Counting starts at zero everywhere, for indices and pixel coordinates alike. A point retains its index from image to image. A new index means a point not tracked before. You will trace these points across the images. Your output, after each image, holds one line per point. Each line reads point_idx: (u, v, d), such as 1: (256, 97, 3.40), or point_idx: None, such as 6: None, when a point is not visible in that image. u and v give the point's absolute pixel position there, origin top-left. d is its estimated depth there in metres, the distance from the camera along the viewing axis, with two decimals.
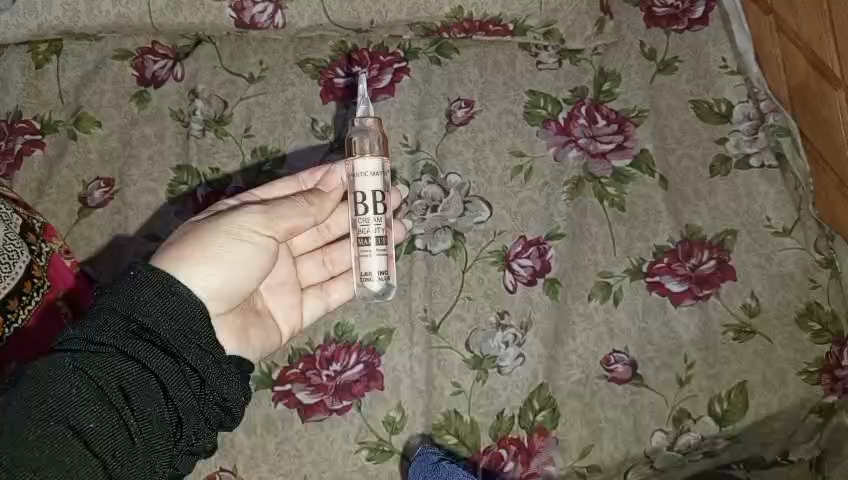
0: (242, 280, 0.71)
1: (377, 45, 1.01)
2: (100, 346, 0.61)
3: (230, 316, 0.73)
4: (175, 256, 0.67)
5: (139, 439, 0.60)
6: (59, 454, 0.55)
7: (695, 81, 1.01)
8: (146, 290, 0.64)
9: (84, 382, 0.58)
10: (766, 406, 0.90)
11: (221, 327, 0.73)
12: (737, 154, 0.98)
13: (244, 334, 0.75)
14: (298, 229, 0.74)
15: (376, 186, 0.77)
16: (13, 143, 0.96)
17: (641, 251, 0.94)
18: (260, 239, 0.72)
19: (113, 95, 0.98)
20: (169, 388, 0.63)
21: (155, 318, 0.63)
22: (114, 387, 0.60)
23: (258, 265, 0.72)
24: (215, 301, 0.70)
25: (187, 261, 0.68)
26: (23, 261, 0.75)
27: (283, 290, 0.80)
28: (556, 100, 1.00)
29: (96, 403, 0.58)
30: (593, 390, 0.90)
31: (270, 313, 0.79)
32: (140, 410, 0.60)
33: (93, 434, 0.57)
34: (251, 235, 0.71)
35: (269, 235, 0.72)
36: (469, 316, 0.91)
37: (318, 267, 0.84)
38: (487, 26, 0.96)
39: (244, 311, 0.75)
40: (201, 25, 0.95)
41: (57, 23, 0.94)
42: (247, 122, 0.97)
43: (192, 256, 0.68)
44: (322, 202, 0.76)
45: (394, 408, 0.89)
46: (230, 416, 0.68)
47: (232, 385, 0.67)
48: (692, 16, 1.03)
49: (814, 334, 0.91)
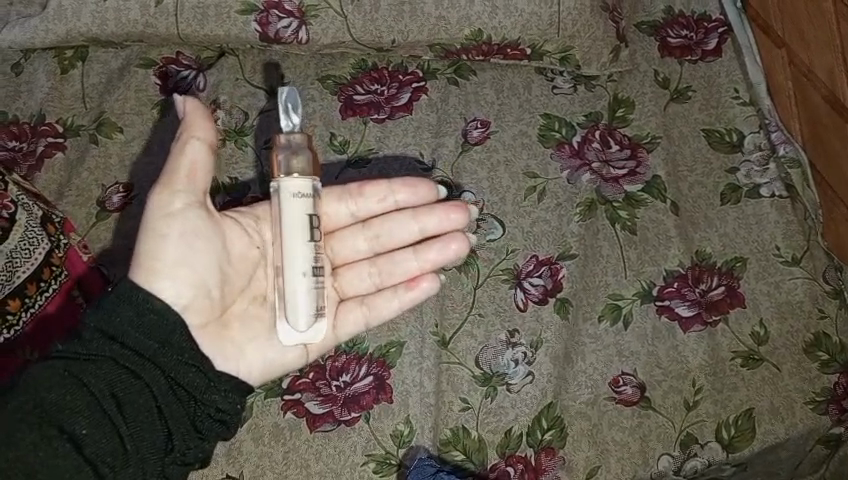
0: (190, 276, 0.68)
1: (397, 65, 1.04)
2: (92, 355, 0.65)
3: (215, 328, 0.71)
4: (136, 269, 0.68)
5: (130, 447, 0.64)
6: (51, 459, 0.59)
7: (707, 111, 1.04)
8: (126, 311, 0.66)
9: (77, 389, 0.62)
10: (774, 435, 0.90)
11: (206, 342, 0.71)
12: (748, 184, 0.99)
13: (235, 349, 0.72)
14: (202, 168, 0.68)
15: (306, 209, 0.71)
16: (36, 145, 0.97)
17: (652, 274, 0.95)
18: (183, 219, 0.68)
19: (136, 102, 0.99)
20: (160, 398, 0.66)
21: (136, 335, 0.66)
22: (105, 394, 0.64)
23: (196, 250, 0.68)
24: (190, 309, 0.69)
25: (139, 270, 0.68)
26: (43, 248, 0.78)
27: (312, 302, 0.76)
28: (570, 124, 1.01)
29: (88, 408, 0.62)
30: (601, 412, 0.90)
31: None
32: (131, 417, 0.64)
33: (85, 441, 0.61)
34: (168, 223, 0.67)
35: (185, 206, 0.68)
36: (480, 332, 0.91)
37: (365, 278, 0.79)
38: (506, 49, 0.99)
39: (245, 323, 0.73)
40: (226, 37, 0.97)
41: (85, 30, 0.96)
42: (267, 134, 0.99)
43: (138, 271, 0.68)
44: (205, 127, 0.68)
45: (402, 422, 0.88)
46: (226, 427, 0.70)
47: (226, 396, 0.70)
48: (705, 48, 1.07)
49: (822, 363, 0.92)
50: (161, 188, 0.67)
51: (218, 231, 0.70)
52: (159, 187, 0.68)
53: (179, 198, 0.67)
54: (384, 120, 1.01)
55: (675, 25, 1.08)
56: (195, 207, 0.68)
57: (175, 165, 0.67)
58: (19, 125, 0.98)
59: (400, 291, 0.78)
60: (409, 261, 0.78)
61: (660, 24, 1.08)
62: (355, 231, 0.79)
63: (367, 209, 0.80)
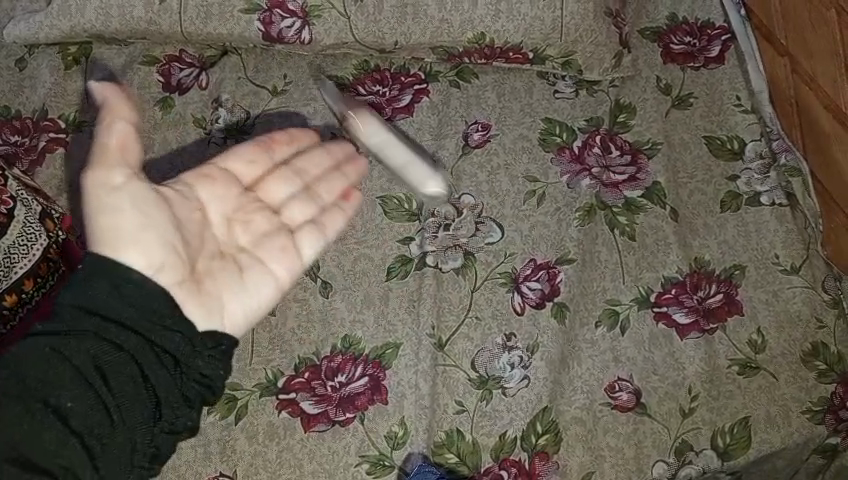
0: (158, 238, 0.68)
1: (399, 67, 1.04)
2: (73, 331, 0.62)
3: (190, 286, 0.70)
4: (100, 244, 0.67)
5: (119, 417, 0.62)
6: (36, 433, 0.56)
7: (708, 118, 1.03)
8: (105, 282, 0.64)
9: (60, 364, 0.60)
10: (770, 444, 0.89)
11: (185, 302, 0.69)
12: (748, 191, 0.99)
13: (214, 301, 0.72)
14: (131, 143, 0.68)
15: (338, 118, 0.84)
16: (38, 140, 0.97)
17: (650, 280, 0.94)
18: (127, 190, 0.68)
19: (138, 99, 1.00)
20: (147, 368, 0.64)
21: (117, 306, 0.64)
22: (89, 367, 0.61)
23: (155, 213, 0.69)
24: (163, 270, 0.68)
25: (102, 246, 0.67)
26: (41, 243, 0.78)
27: (268, 240, 0.78)
28: (571, 129, 1.02)
29: (72, 381, 0.60)
30: (596, 417, 0.89)
31: (256, 263, 0.76)
32: (118, 389, 0.62)
33: (71, 412, 0.59)
34: (114, 196, 0.67)
35: (125, 179, 0.68)
36: (476, 335, 0.92)
37: (302, 209, 0.82)
38: (508, 53, 0.99)
39: (214, 275, 0.73)
40: (229, 36, 0.97)
41: (89, 26, 0.97)
42: (268, 134, 0.99)
43: (106, 246, 0.67)
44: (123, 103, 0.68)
45: (396, 423, 0.88)
46: (210, 391, 0.68)
47: (208, 360, 0.68)
48: (708, 55, 1.07)
49: (819, 373, 0.91)
50: (96, 166, 0.67)
51: (162, 196, 0.71)
52: (93, 165, 0.67)
53: (118, 171, 0.67)
54: (384, 122, 1.01)
55: (678, 32, 1.08)
56: (134, 179, 0.68)
57: (104, 142, 0.67)
58: (22, 119, 0.99)
59: (341, 209, 0.85)
60: (335, 180, 0.87)
61: (663, 31, 1.08)
62: (281, 173, 0.84)
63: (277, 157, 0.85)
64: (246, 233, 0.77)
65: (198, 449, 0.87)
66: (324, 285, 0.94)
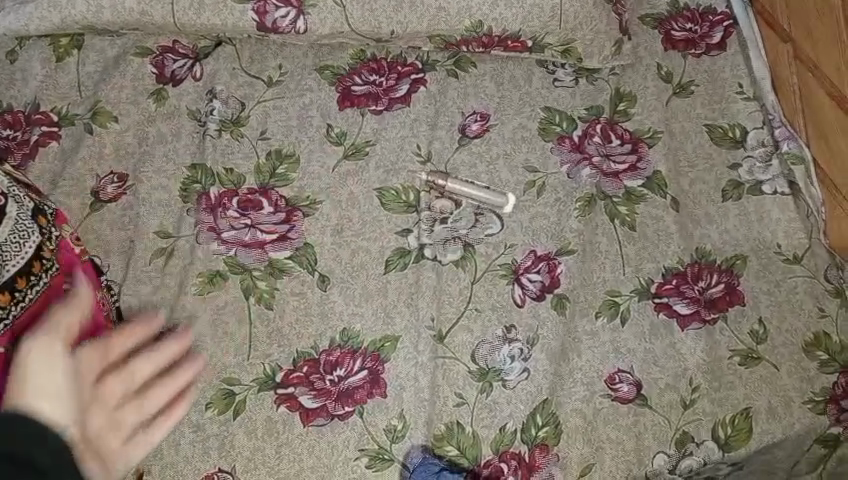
0: (69, 402, 0.67)
1: (396, 56, 1.03)
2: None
3: (84, 445, 0.69)
4: (11, 391, 0.65)
5: None
6: None
7: (710, 106, 1.02)
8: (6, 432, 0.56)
9: None
10: (771, 434, 0.88)
11: (87, 458, 0.69)
12: (750, 180, 0.98)
13: (100, 466, 0.71)
14: (75, 329, 0.73)
15: None
16: (30, 134, 0.96)
17: (650, 271, 0.94)
18: (63, 360, 0.69)
19: (131, 91, 0.99)
20: None
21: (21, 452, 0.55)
22: None
23: (69, 382, 0.68)
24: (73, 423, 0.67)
25: (16, 392, 0.65)
26: (33, 240, 0.77)
27: (129, 439, 0.75)
28: (570, 118, 1.00)
29: None
30: (596, 409, 0.89)
31: (116, 448, 0.73)
32: None
33: None
34: (53, 358, 0.68)
35: (64, 351, 0.69)
36: (476, 327, 0.91)
37: (155, 403, 0.78)
38: (506, 42, 0.97)
39: (91, 455, 0.70)
40: (223, 27, 0.96)
41: (80, 17, 0.95)
42: (263, 125, 0.99)
43: (18, 396, 0.64)
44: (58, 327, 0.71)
45: (395, 417, 0.88)
46: None
47: None
48: (709, 41, 1.05)
49: (821, 363, 0.90)
50: (43, 342, 0.68)
51: (72, 360, 0.70)
52: (31, 338, 0.68)
53: (60, 344, 0.69)
54: (381, 112, 1.00)
55: (679, 18, 1.07)
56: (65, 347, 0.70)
57: (51, 331, 0.70)
58: (13, 113, 0.98)
59: (175, 415, 0.79)
60: (167, 381, 0.80)
61: (664, 18, 1.07)
62: (112, 372, 0.76)
63: (133, 361, 0.78)
64: (100, 407, 0.73)
65: (196, 445, 0.86)
66: (321, 278, 0.92)
